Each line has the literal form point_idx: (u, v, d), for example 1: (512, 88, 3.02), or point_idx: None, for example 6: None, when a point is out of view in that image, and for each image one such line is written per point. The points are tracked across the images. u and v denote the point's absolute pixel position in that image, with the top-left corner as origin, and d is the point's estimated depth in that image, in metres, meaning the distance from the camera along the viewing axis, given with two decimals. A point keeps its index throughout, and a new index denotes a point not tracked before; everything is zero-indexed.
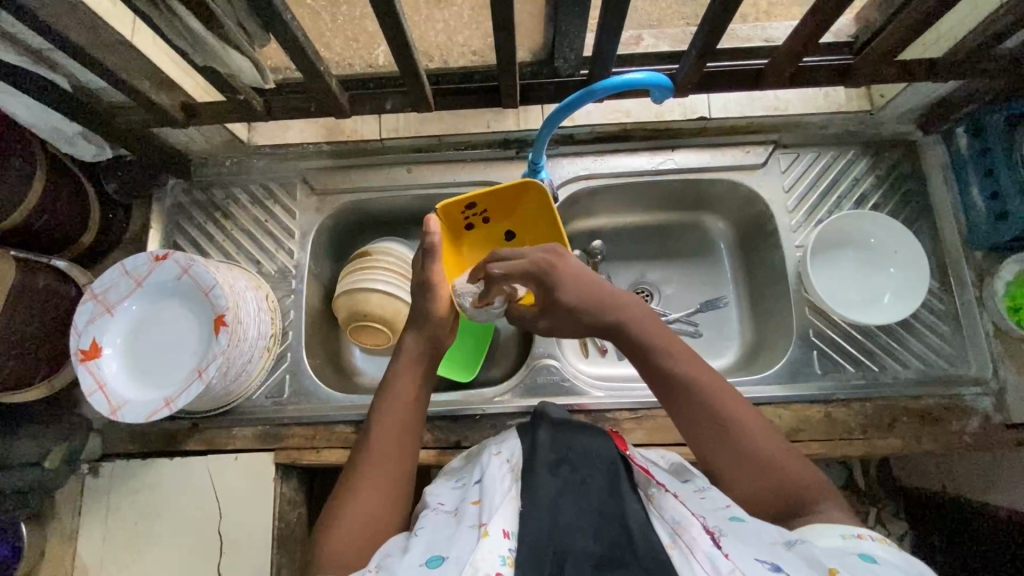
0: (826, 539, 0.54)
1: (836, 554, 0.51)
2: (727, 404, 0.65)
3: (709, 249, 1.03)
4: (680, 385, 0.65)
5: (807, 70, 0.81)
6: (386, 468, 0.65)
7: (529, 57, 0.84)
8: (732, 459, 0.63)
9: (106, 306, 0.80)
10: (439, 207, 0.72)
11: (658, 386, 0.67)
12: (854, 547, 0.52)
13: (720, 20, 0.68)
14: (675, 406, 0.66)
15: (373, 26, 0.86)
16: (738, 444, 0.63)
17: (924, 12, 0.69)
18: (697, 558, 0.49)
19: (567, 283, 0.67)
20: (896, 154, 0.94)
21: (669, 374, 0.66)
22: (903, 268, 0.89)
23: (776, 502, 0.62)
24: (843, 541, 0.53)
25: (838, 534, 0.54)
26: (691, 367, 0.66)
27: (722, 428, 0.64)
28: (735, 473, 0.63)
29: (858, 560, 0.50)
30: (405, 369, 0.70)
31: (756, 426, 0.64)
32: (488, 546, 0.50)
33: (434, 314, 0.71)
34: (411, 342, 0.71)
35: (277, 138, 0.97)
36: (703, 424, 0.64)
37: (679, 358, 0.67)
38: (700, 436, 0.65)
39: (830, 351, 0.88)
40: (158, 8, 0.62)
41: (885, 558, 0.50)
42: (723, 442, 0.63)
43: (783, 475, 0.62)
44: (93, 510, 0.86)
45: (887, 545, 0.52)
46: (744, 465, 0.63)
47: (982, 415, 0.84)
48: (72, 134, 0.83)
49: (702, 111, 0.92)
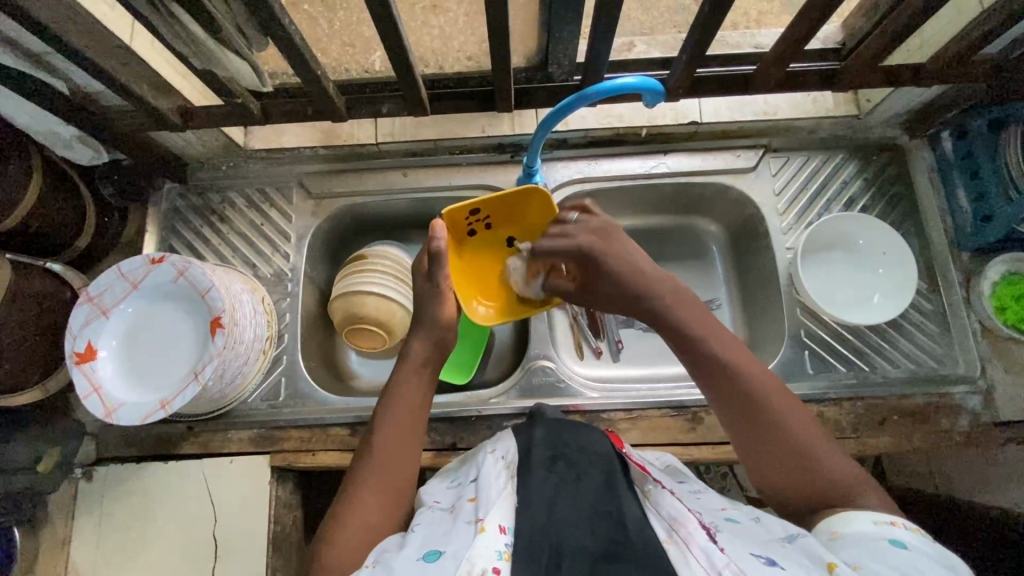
0: (856, 525, 0.55)
1: (865, 544, 0.52)
2: (768, 392, 0.62)
3: (702, 251, 1.04)
4: (718, 371, 0.63)
5: (795, 75, 0.83)
6: (387, 469, 0.65)
7: (523, 63, 0.85)
8: (764, 444, 0.61)
9: (102, 309, 0.80)
10: (445, 211, 0.72)
11: (695, 369, 0.65)
12: (886, 533, 0.53)
13: (709, 26, 0.70)
14: (710, 390, 0.64)
15: (370, 31, 0.88)
16: (774, 434, 0.61)
17: (909, 18, 0.71)
18: (693, 551, 0.50)
19: (609, 265, 0.68)
20: (884, 157, 0.95)
21: (708, 357, 0.64)
22: (892, 269, 0.90)
23: (809, 496, 0.60)
24: (875, 527, 0.54)
25: (870, 519, 0.55)
26: (732, 351, 0.64)
27: (762, 417, 0.61)
28: (770, 463, 0.61)
29: (889, 550, 0.51)
30: (411, 374, 0.70)
31: (798, 415, 0.62)
32: (485, 542, 0.50)
33: (440, 314, 0.71)
34: (419, 345, 0.71)
35: (272, 142, 0.98)
36: (742, 412, 0.62)
37: (719, 342, 0.65)
38: (737, 422, 0.63)
39: (821, 351, 0.89)
40: (157, 11, 0.63)
41: (916, 546, 0.51)
42: (761, 432, 0.61)
43: (819, 468, 0.60)
44: (86, 515, 0.85)
45: (920, 535, 0.53)
46: (780, 456, 0.60)
47: (970, 413, 0.85)
48: (67, 138, 0.84)
49: (693, 116, 0.95)
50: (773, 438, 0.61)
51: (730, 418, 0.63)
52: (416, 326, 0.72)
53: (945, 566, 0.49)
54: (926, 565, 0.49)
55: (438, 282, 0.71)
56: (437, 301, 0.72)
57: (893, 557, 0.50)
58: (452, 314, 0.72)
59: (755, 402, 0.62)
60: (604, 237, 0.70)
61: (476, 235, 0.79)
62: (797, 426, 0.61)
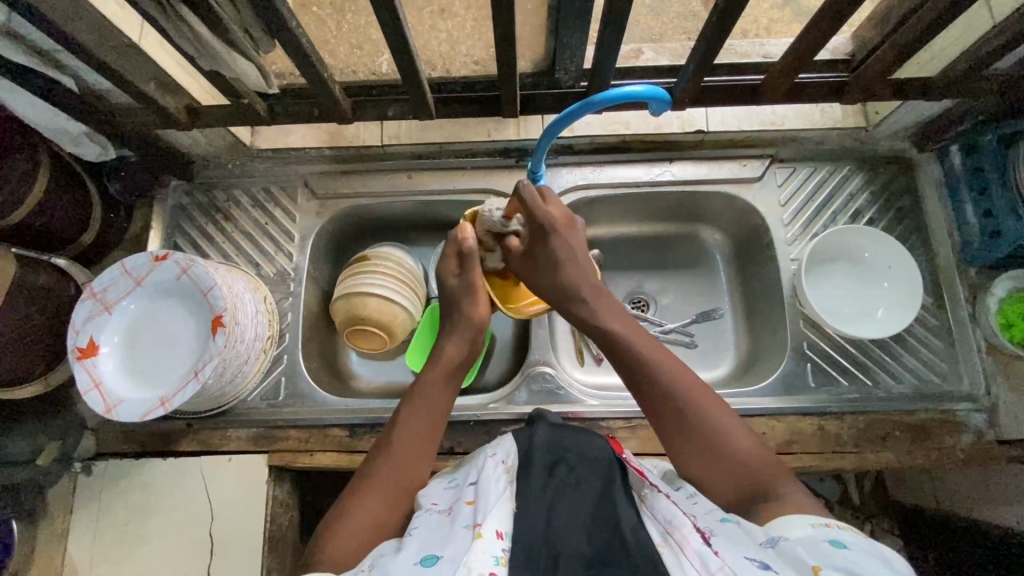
0: (794, 531, 0.52)
1: (807, 548, 0.50)
2: (690, 392, 0.64)
3: (706, 260, 1.03)
4: (643, 373, 0.66)
5: (802, 86, 0.82)
6: (398, 478, 0.65)
7: (530, 68, 0.84)
8: (688, 446, 0.63)
9: (105, 304, 0.81)
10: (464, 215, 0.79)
11: (621, 371, 0.67)
12: (824, 535, 0.51)
13: (717, 36, 0.69)
14: (634, 391, 0.67)
15: (377, 34, 0.86)
16: (699, 434, 0.62)
17: (917, 33, 0.70)
18: (687, 557, 0.50)
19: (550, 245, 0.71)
20: (892, 170, 0.95)
21: (635, 356, 0.66)
22: (897, 283, 0.90)
23: (731, 491, 0.60)
24: (812, 531, 0.52)
25: (808, 522, 0.53)
26: (658, 352, 0.67)
27: (685, 415, 0.63)
28: (699, 464, 0.62)
29: (831, 553, 0.49)
30: (440, 380, 0.70)
31: (721, 416, 0.63)
32: (482, 547, 0.50)
33: (474, 314, 0.73)
34: (452, 350, 0.72)
35: (279, 142, 0.97)
36: (664, 411, 0.64)
37: (648, 344, 0.67)
38: (660, 420, 0.65)
39: (823, 364, 0.88)
40: (166, 14, 0.63)
41: (854, 545, 0.49)
42: (684, 431, 0.63)
43: (738, 464, 0.61)
44: (84, 509, 0.86)
45: (854, 533, 0.51)
46: (705, 455, 0.62)
47: (973, 431, 0.85)
48: (77, 134, 0.82)
49: (699, 124, 0.93)
50: (696, 437, 0.62)
51: (654, 416, 0.65)
52: (448, 332, 0.73)
53: (883, 562, 0.48)
54: (870, 565, 0.47)
55: (473, 280, 0.73)
56: (472, 300, 0.74)
57: (837, 560, 0.48)
58: (484, 315, 0.74)
59: (680, 401, 0.64)
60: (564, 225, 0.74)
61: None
62: (719, 423, 0.63)
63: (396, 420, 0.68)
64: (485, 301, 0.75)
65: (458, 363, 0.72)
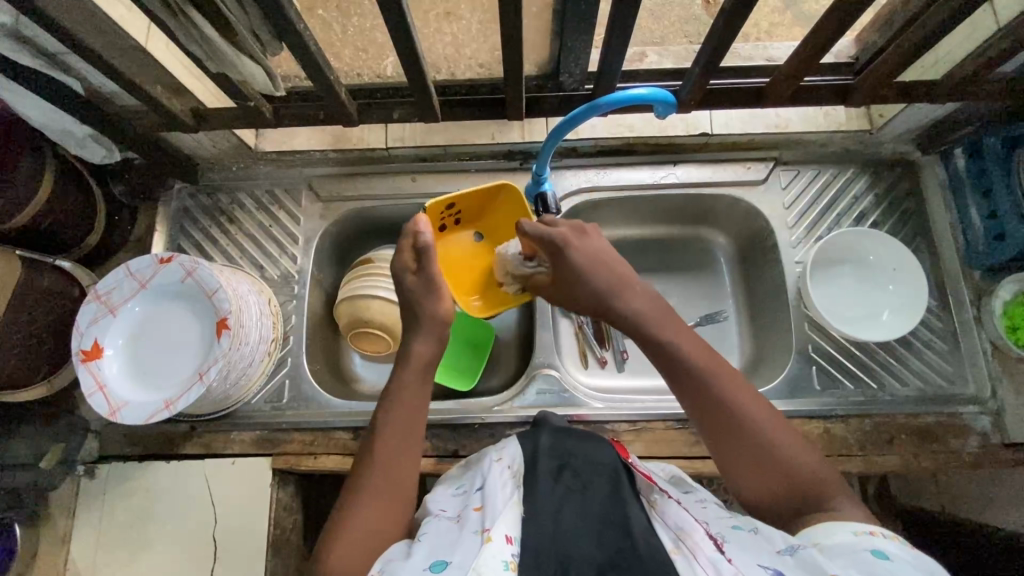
0: (835, 538, 0.53)
1: (846, 555, 0.51)
2: (742, 403, 0.63)
3: (709, 263, 1.03)
4: (695, 382, 0.65)
5: (807, 89, 0.82)
6: (392, 481, 0.64)
7: (535, 71, 0.85)
8: (739, 453, 0.62)
9: (108, 307, 0.81)
10: (426, 207, 0.74)
11: (669, 376, 0.66)
12: (866, 543, 0.52)
13: (723, 39, 0.69)
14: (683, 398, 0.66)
15: (382, 37, 0.88)
16: (752, 441, 0.62)
17: (923, 36, 0.71)
18: (699, 562, 0.50)
19: (578, 256, 0.70)
20: (895, 172, 0.95)
21: (685, 363, 0.65)
22: (901, 286, 0.90)
23: (783, 497, 0.61)
24: (854, 538, 0.53)
25: (849, 531, 0.54)
26: (710, 361, 0.66)
27: (739, 426, 0.63)
28: (750, 472, 0.62)
29: (871, 561, 0.49)
30: (418, 377, 0.69)
31: (771, 422, 0.63)
32: (491, 551, 0.50)
33: (440, 310, 0.71)
34: (422, 348, 0.71)
35: (285, 144, 0.98)
36: (718, 423, 0.63)
37: (696, 350, 0.66)
38: (710, 428, 0.64)
39: (828, 366, 0.88)
40: (175, 16, 0.63)
41: (897, 555, 0.50)
42: (735, 438, 0.63)
43: (791, 472, 0.61)
44: (87, 513, 0.86)
45: (900, 543, 0.52)
46: (756, 462, 0.62)
47: (980, 434, 0.84)
48: (82, 135, 0.82)
49: (704, 126, 0.94)
50: (748, 445, 0.62)
51: (705, 425, 0.64)
52: (415, 330, 0.71)
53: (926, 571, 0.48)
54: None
55: (435, 275, 0.71)
56: (434, 296, 0.71)
57: (877, 569, 0.48)
58: (448, 310, 0.72)
59: (734, 411, 0.63)
60: (577, 235, 0.72)
61: (449, 233, 0.82)
62: (770, 430, 0.62)
63: (379, 421, 0.68)
64: (448, 295, 0.73)
65: (430, 358, 0.71)
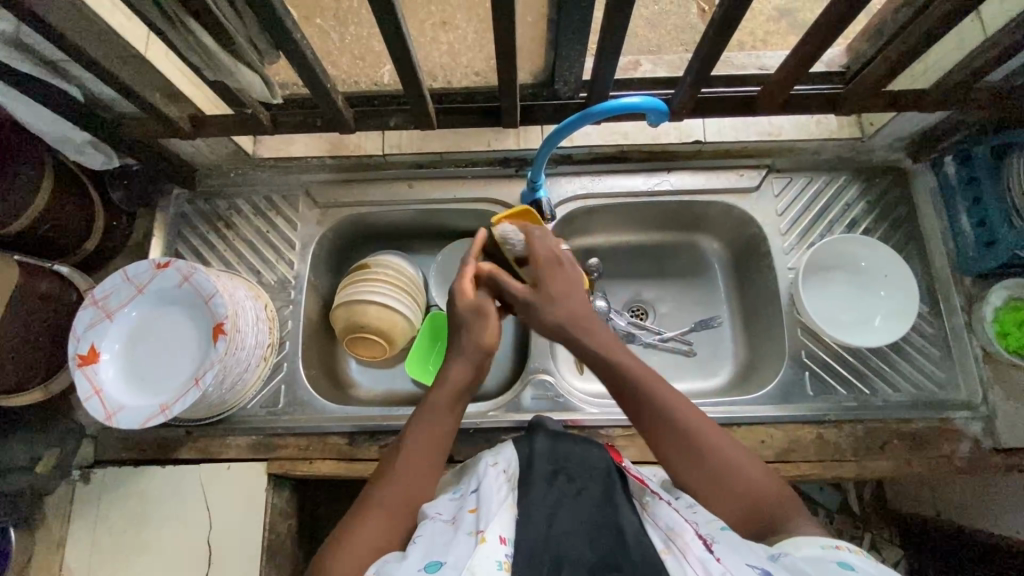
0: (803, 552, 0.54)
1: (813, 564, 0.51)
2: (698, 427, 0.65)
3: (704, 269, 1.04)
4: (654, 409, 0.65)
5: (799, 98, 0.83)
6: (404, 496, 0.63)
7: (530, 79, 0.86)
8: (701, 477, 0.63)
9: (106, 311, 0.81)
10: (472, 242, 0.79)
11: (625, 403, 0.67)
12: (834, 556, 0.52)
13: (714, 47, 0.70)
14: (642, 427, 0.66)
15: (379, 46, 0.89)
16: (710, 465, 0.63)
17: (909, 46, 0.72)
18: (689, 563, 0.51)
19: (554, 280, 0.71)
20: (887, 180, 0.96)
21: (639, 391, 0.66)
22: (893, 292, 0.90)
23: (746, 518, 0.62)
24: (821, 551, 0.53)
25: (818, 544, 0.54)
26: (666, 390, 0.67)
27: (698, 450, 0.64)
28: (713, 494, 0.63)
29: (836, 571, 0.50)
30: (444, 404, 0.68)
31: (726, 447, 0.64)
32: (485, 552, 0.50)
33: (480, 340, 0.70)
34: (458, 371, 0.69)
35: (281, 151, 0.98)
36: (677, 447, 0.64)
37: (650, 379, 0.67)
38: (674, 454, 0.65)
39: (821, 372, 0.89)
40: (173, 25, 0.64)
41: (862, 568, 0.50)
42: (694, 460, 0.64)
43: (750, 493, 0.62)
44: (82, 518, 0.86)
45: (864, 556, 0.52)
46: (717, 485, 0.63)
47: (971, 439, 0.85)
48: (82, 142, 0.84)
49: (697, 135, 0.95)
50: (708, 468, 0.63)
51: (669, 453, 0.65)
52: (453, 354, 0.70)
53: None
54: None
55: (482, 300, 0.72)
56: (480, 326, 0.71)
57: None
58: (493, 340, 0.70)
59: (692, 436, 0.64)
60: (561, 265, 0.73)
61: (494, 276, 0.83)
62: (726, 454, 0.64)
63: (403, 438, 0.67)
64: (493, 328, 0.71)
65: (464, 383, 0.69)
